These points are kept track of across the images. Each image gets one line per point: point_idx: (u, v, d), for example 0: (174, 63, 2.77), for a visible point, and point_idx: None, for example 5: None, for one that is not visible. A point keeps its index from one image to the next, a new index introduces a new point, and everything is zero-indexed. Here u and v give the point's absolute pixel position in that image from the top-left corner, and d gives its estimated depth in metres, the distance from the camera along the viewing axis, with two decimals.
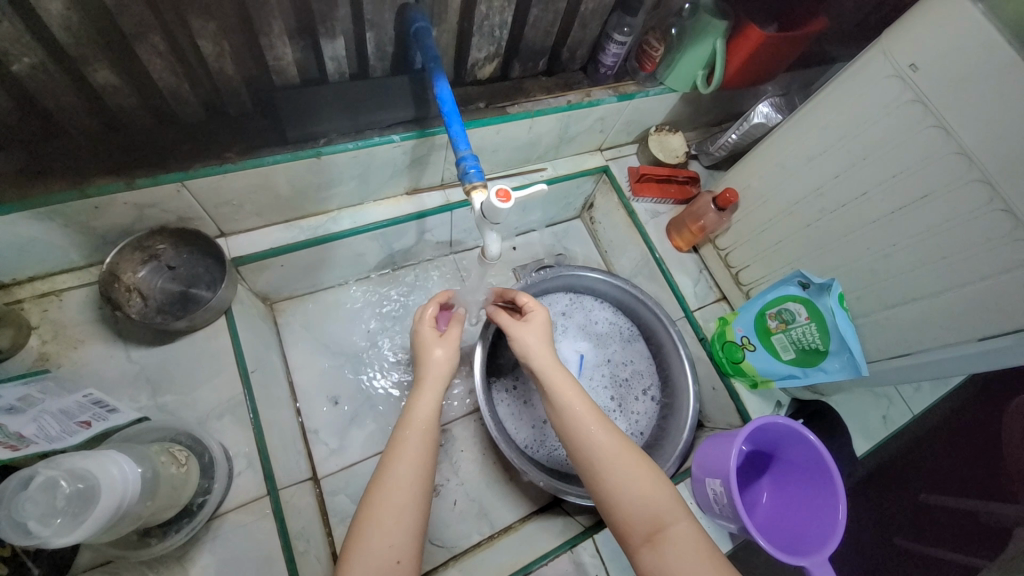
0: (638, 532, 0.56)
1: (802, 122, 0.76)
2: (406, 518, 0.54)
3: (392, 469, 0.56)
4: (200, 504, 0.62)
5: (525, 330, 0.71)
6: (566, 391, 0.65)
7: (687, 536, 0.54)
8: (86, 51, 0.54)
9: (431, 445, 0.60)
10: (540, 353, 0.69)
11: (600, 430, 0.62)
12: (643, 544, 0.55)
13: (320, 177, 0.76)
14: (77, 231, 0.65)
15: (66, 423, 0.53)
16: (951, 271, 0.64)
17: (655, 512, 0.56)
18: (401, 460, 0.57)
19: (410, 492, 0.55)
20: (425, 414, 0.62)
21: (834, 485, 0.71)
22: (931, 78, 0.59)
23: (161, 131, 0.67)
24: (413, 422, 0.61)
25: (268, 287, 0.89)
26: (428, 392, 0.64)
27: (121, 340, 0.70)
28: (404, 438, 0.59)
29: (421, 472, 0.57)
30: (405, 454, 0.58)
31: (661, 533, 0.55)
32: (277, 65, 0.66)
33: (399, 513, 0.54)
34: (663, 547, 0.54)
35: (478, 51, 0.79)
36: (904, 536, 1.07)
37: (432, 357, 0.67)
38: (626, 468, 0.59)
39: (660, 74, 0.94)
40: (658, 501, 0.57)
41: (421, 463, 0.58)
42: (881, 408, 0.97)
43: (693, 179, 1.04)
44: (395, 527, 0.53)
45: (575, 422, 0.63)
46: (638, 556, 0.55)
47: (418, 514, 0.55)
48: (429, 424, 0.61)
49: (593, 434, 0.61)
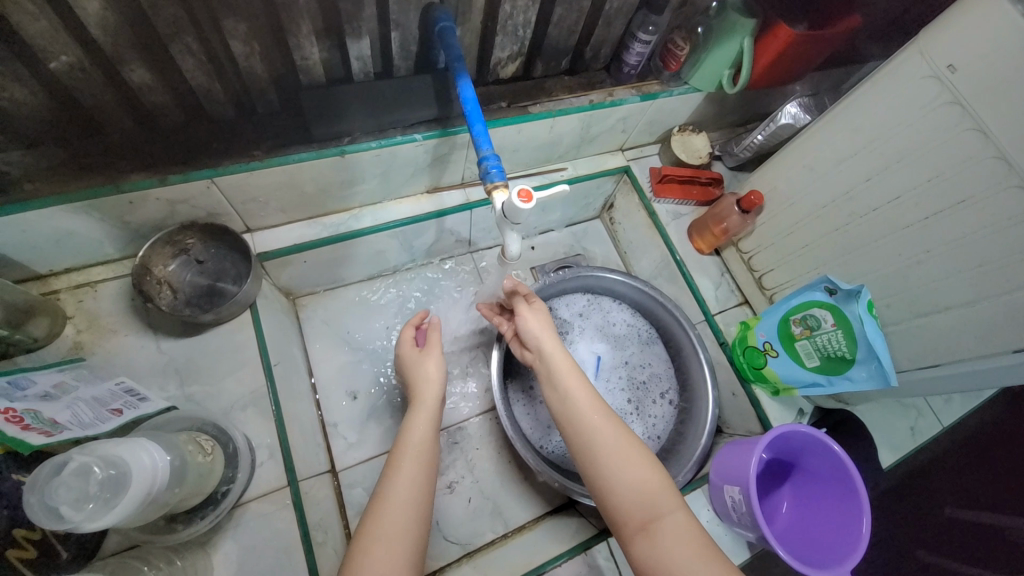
0: (633, 522, 0.55)
1: (831, 124, 0.74)
2: (403, 535, 0.54)
3: (389, 482, 0.58)
4: (224, 493, 0.64)
5: (527, 319, 0.71)
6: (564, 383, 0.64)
7: (682, 527, 0.53)
8: (123, 51, 0.56)
9: (427, 460, 0.61)
10: (544, 341, 0.69)
11: (596, 421, 0.61)
12: (638, 534, 0.54)
13: (343, 175, 0.77)
14: (112, 225, 0.67)
15: (99, 411, 0.56)
16: (988, 280, 0.61)
17: (650, 502, 0.55)
18: (397, 475, 0.59)
19: (406, 510, 0.56)
20: (419, 431, 0.63)
21: (858, 498, 0.69)
22: (969, 79, 0.57)
23: (192, 129, 0.69)
24: (408, 438, 0.63)
25: (291, 282, 0.90)
26: (422, 408, 0.66)
27: (151, 331, 0.73)
28: (401, 455, 0.61)
29: (416, 487, 0.58)
30: (400, 471, 0.59)
31: (655, 523, 0.54)
32: (304, 64, 0.67)
33: (397, 531, 0.54)
34: (657, 537, 0.53)
35: (501, 50, 0.79)
36: (928, 551, 1.04)
37: (425, 375, 0.70)
38: (623, 457, 0.58)
39: (685, 74, 0.92)
40: (654, 492, 0.56)
41: (418, 481, 0.59)
42: (909, 419, 0.94)
43: (717, 180, 1.02)
44: (394, 543, 0.53)
45: (573, 411, 0.63)
46: (633, 547, 0.54)
47: (416, 531, 0.55)
48: (423, 441, 0.63)
49: (592, 424, 0.61)
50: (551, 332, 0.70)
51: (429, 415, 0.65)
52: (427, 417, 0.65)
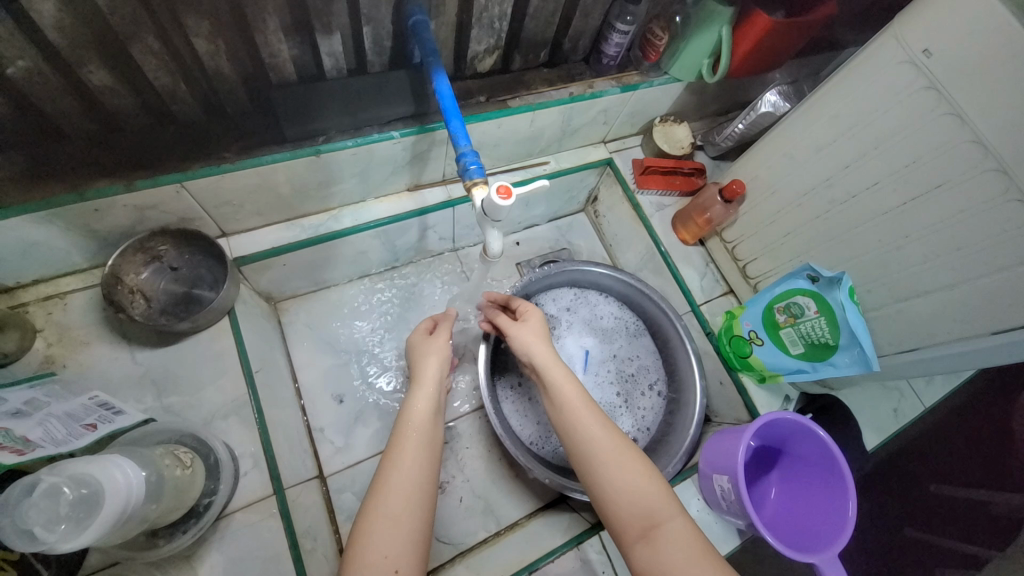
0: (633, 529, 0.55)
1: (811, 112, 0.74)
2: (404, 525, 0.53)
3: (388, 472, 0.57)
4: (206, 505, 0.62)
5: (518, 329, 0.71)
6: (564, 386, 0.64)
7: (683, 533, 0.53)
8: (80, 53, 0.54)
9: (428, 454, 0.59)
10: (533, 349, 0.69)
11: (596, 423, 0.61)
12: (638, 541, 0.54)
13: (320, 175, 0.75)
14: (79, 234, 0.65)
15: (72, 427, 0.53)
16: (965, 262, 0.62)
17: (651, 508, 0.55)
18: (398, 467, 0.57)
19: (406, 497, 0.55)
20: (421, 415, 0.62)
21: (844, 482, 0.70)
22: (944, 64, 0.57)
23: (160, 132, 0.67)
24: (410, 422, 0.61)
25: (271, 286, 0.88)
26: (424, 390, 0.64)
27: (126, 342, 0.70)
28: (402, 441, 0.59)
29: (417, 475, 0.57)
30: (401, 457, 0.58)
31: (656, 529, 0.54)
32: (273, 62, 0.65)
33: (396, 520, 0.53)
34: (658, 545, 0.53)
35: (477, 44, 0.78)
36: (916, 527, 1.07)
37: (431, 359, 0.68)
38: (621, 462, 0.58)
39: (664, 64, 0.92)
40: (653, 498, 0.56)
41: (421, 466, 0.58)
42: (892, 401, 0.95)
43: (699, 170, 1.02)
44: (393, 537, 0.52)
45: (569, 415, 0.62)
46: (634, 554, 0.54)
47: (417, 519, 0.54)
48: (425, 423, 0.61)
49: (589, 428, 0.60)
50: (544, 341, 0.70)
51: (431, 397, 0.64)
52: (428, 399, 0.64)
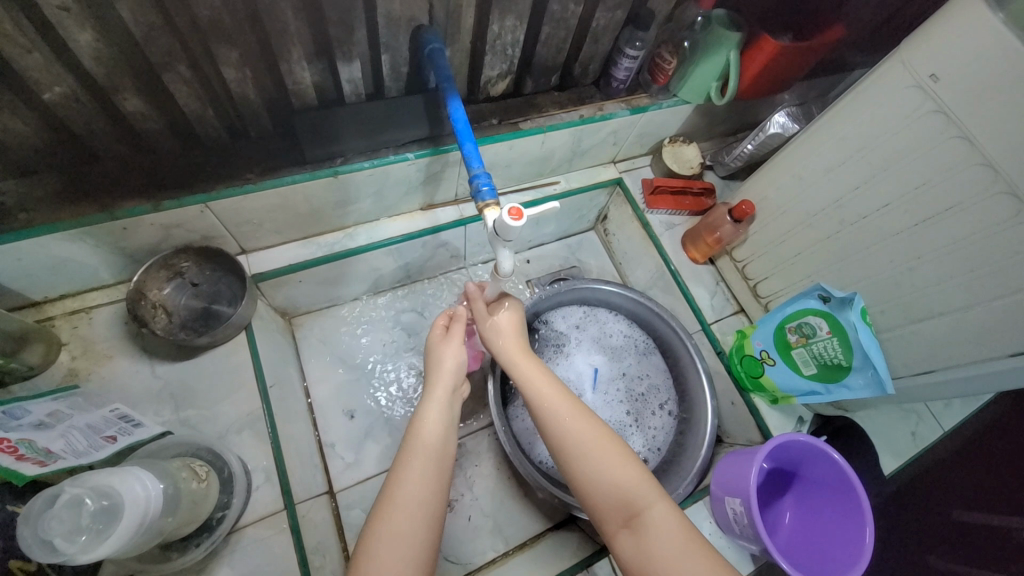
0: (617, 519, 0.55)
1: (819, 134, 0.75)
2: (411, 539, 0.53)
3: (393, 483, 0.57)
4: (219, 519, 0.63)
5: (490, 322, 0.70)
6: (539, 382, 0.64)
7: (664, 521, 0.53)
8: (116, 81, 0.57)
9: (438, 464, 0.59)
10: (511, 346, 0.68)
11: (571, 416, 0.60)
12: (622, 532, 0.55)
13: (337, 195, 0.77)
14: (107, 251, 0.68)
15: (93, 438, 0.56)
16: (979, 284, 0.62)
17: (631, 497, 0.55)
18: (403, 478, 0.57)
19: (414, 511, 0.55)
20: (426, 424, 0.62)
21: (861, 507, 0.68)
22: (952, 88, 0.58)
23: (187, 154, 0.70)
24: (418, 433, 0.61)
25: (286, 302, 0.90)
26: (433, 398, 0.64)
27: (147, 356, 0.72)
28: (409, 452, 0.59)
29: (424, 487, 0.57)
30: (407, 467, 0.58)
31: (638, 519, 0.54)
32: (296, 88, 0.68)
33: (403, 535, 0.53)
34: (641, 534, 0.53)
35: (490, 69, 0.80)
36: (936, 556, 1.04)
37: (442, 365, 0.67)
38: (604, 455, 0.58)
39: (673, 86, 0.93)
40: (633, 487, 0.56)
41: (430, 479, 0.58)
42: (910, 424, 0.93)
43: (709, 190, 1.03)
44: (399, 550, 0.52)
45: (545, 408, 0.62)
46: (619, 543, 0.55)
47: (424, 529, 0.55)
48: (436, 435, 0.61)
49: (565, 421, 0.60)
50: (517, 336, 0.69)
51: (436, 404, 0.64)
52: (439, 408, 0.63)
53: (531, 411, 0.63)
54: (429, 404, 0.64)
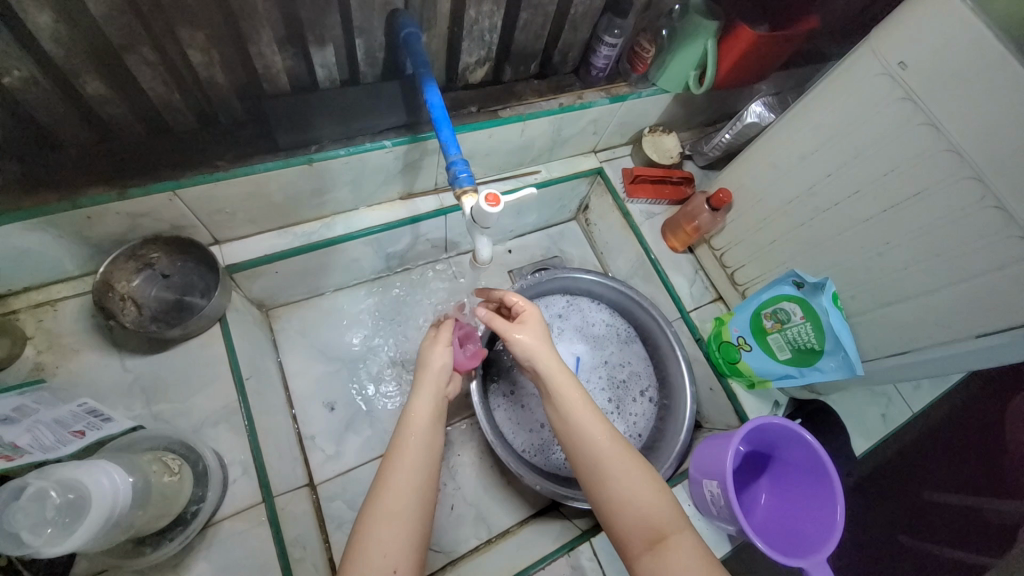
0: (640, 541, 0.55)
1: (793, 122, 0.76)
2: (403, 527, 0.53)
3: (389, 477, 0.57)
4: (194, 513, 0.62)
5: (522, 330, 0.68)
6: (570, 398, 0.63)
7: (687, 546, 0.54)
8: (77, 64, 0.55)
9: (428, 457, 0.59)
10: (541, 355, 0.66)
11: (602, 434, 0.61)
12: (645, 553, 0.54)
13: (313, 183, 0.76)
14: (72, 240, 0.65)
15: (60, 433, 0.54)
16: (946, 267, 0.63)
17: (656, 522, 0.56)
18: (398, 470, 0.57)
19: (406, 499, 0.55)
20: (422, 421, 0.62)
21: (833, 486, 0.70)
22: (919, 76, 0.59)
23: (155, 141, 0.67)
24: (410, 427, 0.61)
25: (263, 294, 0.89)
26: (426, 394, 0.64)
27: (116, 349, 0.70)
28: (401, 445, 0.59)
29: (416, 479, 0.57)
30: (404, 467, 0.57)
31: (662, 543, 0.54)
32: (268, 72, 0.66)
33: (395, 522, 0.53)
34: (662, 556, 0.53)
35: (469, 55, 0.79)
36: (909, 535, 1.08)
37: (431, 369, 0.67)
38: (629, 478, 0.58)
39: (652, 76, 0.94)
40: (658, 513, 0.56)
41: (421, 469, 0.58)
42: (880, 406, 0.96)
43: (688, 179, 1.03)
44: (393, 539, 0.53)
45: (577, 426, 0.62)
46: (639, 565, 0.54)
47: (416, 521, 0.55)
48: (426, 428, 0.61)
49: (596, 440, 0.60)
50: (548, 345, 0.67)
51: (432, 404, 0.64)
52: (427, 404, 0.64)
53: (563, 426, 0.63)
54: (417, 400, 0.64)
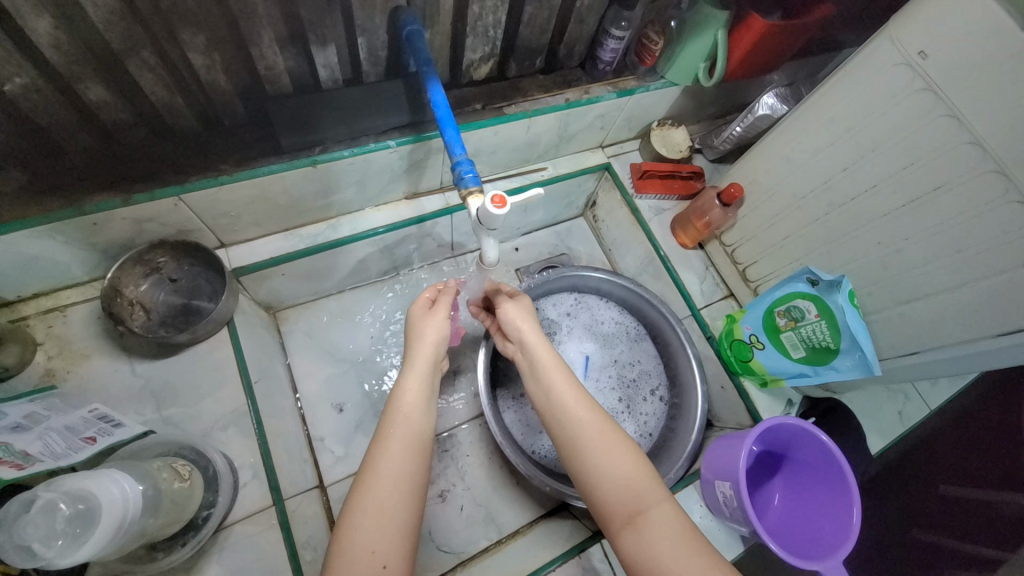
0: (620, 515, 0.54)
1: (808, 114, 0.74)
2: (391, 518, 0.53)
3: (374, 458, 0.56)
4: (205, 518, 0.62)
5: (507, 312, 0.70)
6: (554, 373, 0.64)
7: (668, 519, 0.53)
8: (78, 70, 0.54)
9: (417, 441, 0.59)
10: (528, 334, 0.68)
11: (583, 407, 0.61)
12: (625, 528, 0.54)
13: (317, 185, 0.75)
14: (79, 247, 0.65)
15: (72, 440, 0.54)
16: (969, 264, 0.61)
17: (637, 494, 0.55)
18: (384, 451, 0.57)
19: (395, 489, 0.54)
20: (410, 400, 0.61)
21: (848, 488, 0.69)
22: (941, 65, 0.57)
23: (158, 145, 0.67)
24: (400, 409, 0.60)
25: (270, 296, 0.89)
26: (413, 370, 0.63)
27: (125, 354, 0.71)
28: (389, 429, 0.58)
29: (402, 462, 0.56)
30: (388, 448, 0.57)
31: (642, 516, 0.53)
32: (269, 74, 0.65)
33: (382, 515, 0.53)
34: (643, 530, 0.52)
35: (473, 52, 0.78)
36: (923, 530, 1.07)
37: (423, 339, 0.66)
38: (613, 452, 0.57)
39: (661, 68, 0.92)
40: (640, 486, 0.55)
41: (410, 457, 0.57)
42: (896, 404, 0.94)
43: (698, 173, 1.01)
44: (378, 531, 0.52)
45: (560, 400, 0.62)
46: (621, 541, 0.54)
47: (405, 512, 0.54)
48: (416, 411, 0.60)
49: (578, 413, 0.60)
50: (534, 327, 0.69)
51: (418, 381, 0.62)
52: (418, 382, 0.62)
53: (546, 400, 0.63)
54: (409, 379, 0.63)
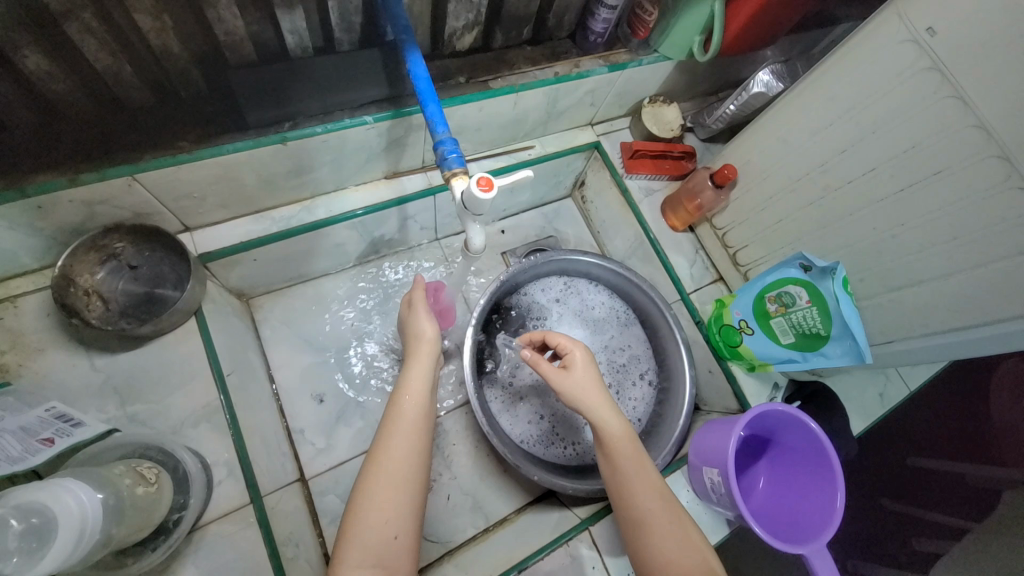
0: None
1: (807, 92, 0.71)
2: (403, 494, 0.57)
3: (386, 441, 0.60)
4: (176, 521, 0.59)
5: (572, 377, 0.66)
6: (619, 444, 0.63)
7: None
8: (13, 37, 0.48)
9: (423, 428, 0.63)
10: (591, 399, 0.65)
11: (643, 486, 0.61)
12: None
13: (289, 164, 0.70)
14: (24, 233, 0.60)
15: (27, 442, 0.50)
16: (965, 252, 0.60)
17: None
18: (394, 435, 0.60)
19: (405, 472, 0.58)
20: (414, 389, 0.65)
21: (833, 471, 0.69)
22: (949, 43, 0.54)
23: (107, 119, 0.61)
24: (404, 400, 0.64)
25: (242, 283, 0.84)
26: (417, 365, 0.67)
27: (84, 348, 0.66)
28: (397, 419, 0.62)
29: (412, 448, 0.60)
30: (396, 433, 0.61)
31: None
32: (229, 40, 0.59)
33: (393, 491, 0.57)
34: None
35: (455, 19, 0.72)
36: (892, 500, 1.11)
37: (422, 338, 0.70)
38: (667, 531, 0.59)
39: (654, 41, 0.87)
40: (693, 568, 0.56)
41: (417, 440, 0.61)
42: (878, 385, 0.95)
43: (689, 154, 0.98)
44: (388, 506, 0.56)
45: (623, 477, 0.62)
46: None
47: (413, 488, 0.58)
48: (420, 402, 0.64)
49: (636, 490, 0.61)
50: (601, 391, 0.66)
51: (423, 374, 0.67)
52: (422, 374, 0.67)
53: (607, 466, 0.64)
54: (414, 371, 0.67)
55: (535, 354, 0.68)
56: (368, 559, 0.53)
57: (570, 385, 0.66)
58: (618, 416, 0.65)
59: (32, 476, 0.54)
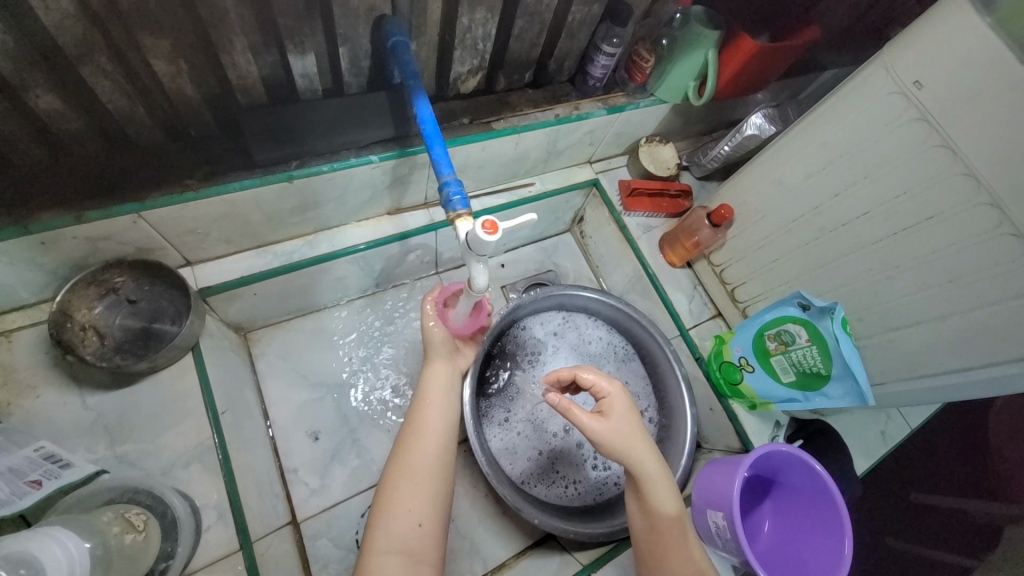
0: None
1: (798, 137, 0.73)
2: (429, 483, 0.61)
3: (411, 435, 0.64)
4: (162, 571, 0.57)
5: (609, 423, 0.62)
6: (651, 486, 0.61)
7: None
8: (26, 77, 0.49)
9: (446, 427, 0.67)
10: (628, 442, 0.62)
11: (668, 520, 0.61)
12: None
13: (295, 201, 0.71)
14: (24, 269, 0.59)
15: (16, 484, 0.49)
16: (960, 295, 0.61)
17: None
18: (419, 430, 0.65)
19: (430, 463, 0.62)
20: (436, 390, 0.69)
21: (840, 515, 0.68)
22: (936, 96, 0.57)
23: (116, 156, 0.61)
24: (427, 399, 0.68)
25: (240, 317, 0.83)
26: (438, 369, 0.71)
27: (76, 385, 0.64)
28: (419, 418, 0.66)
29: (437, 446, 0.64)
30: (421, 429, 0.65)
31: None
32: (242, 83, 0.61)
33: (419, 481, 0.61)
34: None
35: (460, 65, 0.75)
36: (897, 538, 1.09)
37: (436, 348, 0.72)
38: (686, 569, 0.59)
39: (651, 85, 0.90)
40: None
41: (440, 436, 0.65)
42: (879, 423, 0.94)
43: (686, 192, 1.01)
44: (414, 495, 0.60)
45: (652, 514, 0.61)
46: None
47: (438, 477, 0.62)
48: (441, 404, 0.68)
49: (661, 529, 0.61)
50: (639, 437, 0.63)
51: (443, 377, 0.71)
52: (442, 378, 0.71)
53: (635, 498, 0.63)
54: (433, 372, 0.71)
55: (566, 400, 0.63)
56: (395, 543, 0.57)
57: (605, 433, 0.62)
58: (653, 459, 0.63)
59: (19, 523, 0.52)
